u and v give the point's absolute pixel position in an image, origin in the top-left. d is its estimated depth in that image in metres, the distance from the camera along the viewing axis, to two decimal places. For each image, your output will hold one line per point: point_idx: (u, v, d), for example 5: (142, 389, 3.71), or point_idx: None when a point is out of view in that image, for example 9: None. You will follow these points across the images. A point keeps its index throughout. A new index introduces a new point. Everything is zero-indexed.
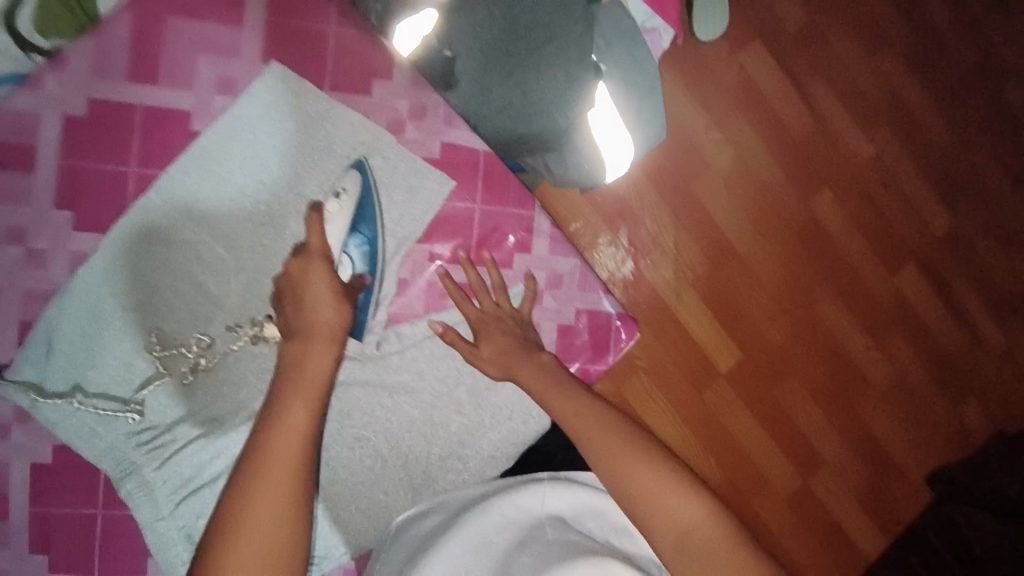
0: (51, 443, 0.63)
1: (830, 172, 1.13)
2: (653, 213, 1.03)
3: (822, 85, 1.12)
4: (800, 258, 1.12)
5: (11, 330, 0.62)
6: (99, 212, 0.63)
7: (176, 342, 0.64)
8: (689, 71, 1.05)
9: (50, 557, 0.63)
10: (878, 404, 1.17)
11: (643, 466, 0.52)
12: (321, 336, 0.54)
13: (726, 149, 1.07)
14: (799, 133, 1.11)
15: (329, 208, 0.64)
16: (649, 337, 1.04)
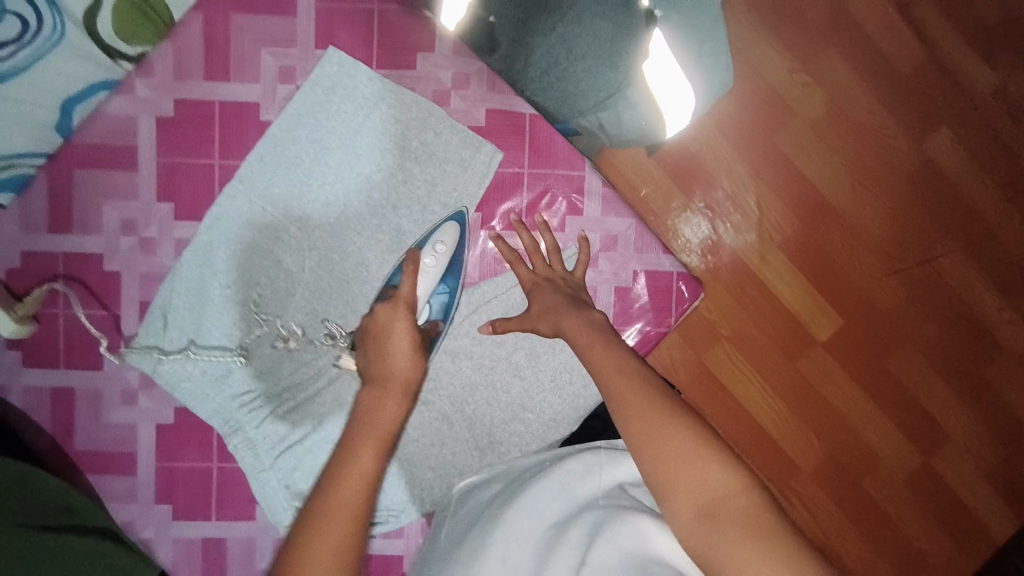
0: (171, 405, 0.73)
1: (946, 107, 0.99)
2: (731, 172, 0.96)
3: (933, 9, 0.98)
4: (911, 209, 0.99)
5: (133, 310, 0.72)
6: (194, 202, 0.71)
7: (269, 306, 0.72)
8: (768, 9, 0.95)
9: (174, 506, 0.73)
10: (1018, 371, 1.02)
11: (673, 430, 0.51)
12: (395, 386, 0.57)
13: (816, 92, 0.96)
14: (904, 66, 0.98)
15: (425, 259, 0.67)
16: (728, 301, 0.97)
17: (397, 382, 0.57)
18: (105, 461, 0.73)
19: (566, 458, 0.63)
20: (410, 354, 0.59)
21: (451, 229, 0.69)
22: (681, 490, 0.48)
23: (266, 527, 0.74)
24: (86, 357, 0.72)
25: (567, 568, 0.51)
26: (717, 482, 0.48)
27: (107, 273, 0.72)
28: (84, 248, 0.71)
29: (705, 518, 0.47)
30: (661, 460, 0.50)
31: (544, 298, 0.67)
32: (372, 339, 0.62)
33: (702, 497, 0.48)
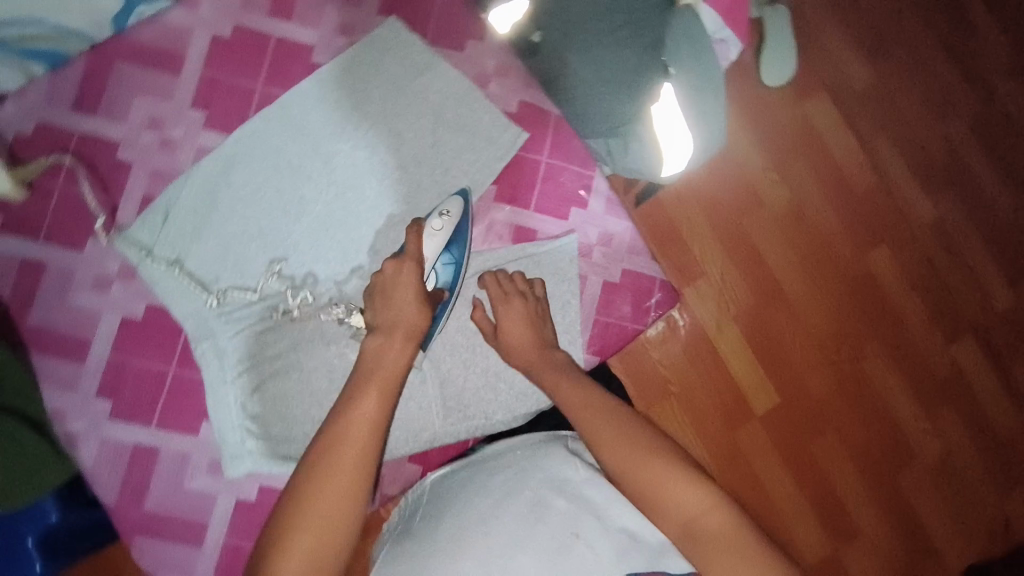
0: (144, 302, 0.72)
1: (887, 230, 1.14)
2: (702, 238, 1.07)
3: (887, 144, 1.16)
4: (850, 309, 1.12)
5: (134, 201, 0.73)
6: (227, 116, 0.75)
7: (276, 230, 0.74)
8: (754, 110, 1.11)
9: (113, 405, 0.70)
10: (926, 478, 1.12)
11: (650, 462, 0.57)
12: (401, 335, 0.62)
13: (782, 190, 1.11)
14: (859, 186, 1.14)
15: (431, 225, 0.72)
16: (681, 354, 1.05)
17: (401, 327, 0.63)
18: (56, 344, 0.70)
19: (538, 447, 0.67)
20: (418, 305, 0.65)
21: (457, 203, 0.74)
22: (666, 516, 0.55)
23: (205, 446, 0.72)
24: (70, 236, 0.71)
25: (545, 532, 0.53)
26: (690, 503, 0.54)
27: (120, 161, 0.73)
28: (103, 131, 0.73)
29: (687, 535, 0.53)
30: (642, 490, 0.55)
31: (513, 324, 0.73)
32: (378, 296, 0.66)
33: (682, 518, 0.54)
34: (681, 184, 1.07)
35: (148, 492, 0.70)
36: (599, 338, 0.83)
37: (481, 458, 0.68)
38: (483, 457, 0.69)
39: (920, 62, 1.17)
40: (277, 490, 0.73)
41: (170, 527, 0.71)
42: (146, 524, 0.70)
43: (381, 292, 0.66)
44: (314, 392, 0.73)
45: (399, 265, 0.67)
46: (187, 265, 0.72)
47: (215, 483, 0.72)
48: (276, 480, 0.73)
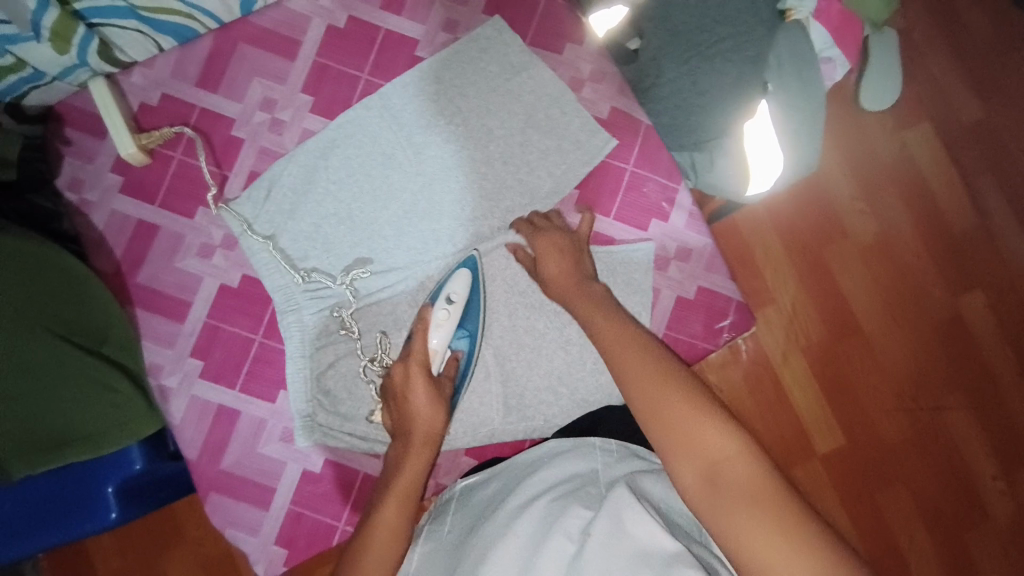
0: (241, 271, 0.76)
1: (982, 274, 1.06)
2: (776, 264, 1.03)
3: (992, 183, 1.07)
4: (933, 352, 1.04)
5: (241, 176, 0.78)
6: (332, 103, 0.79)
7: (364, 216, 0.77)
8: (848, 135, 1.06)
9: (204, 364, 0.75)
10: (995, 542, 1.03)
11: (677, 400, 0.52)
12: (416, 440, 0.62)
13: (870, 220, 1.05)
14: (957, 224, 1.06)
15: (438, 314, 0.69)
16: (741, 384, 1.00)
17: (418, 435, 0.62)
18: (159, 303, 0.76)
19: (564, 456, 0.65)
20: (429, 403, 0.63)
21: (463, 275, 0.73)
22: (685, 457, 0.50)
23: (281, 414, 0.75)
24: (181, 204, 0.77)
25: (565, 550, 0.50)
26: (716, 448, 0.49)
27: (232, 137, 0.78)
28: (220, 108, 0.78)
29: (709, 483, 0.48)
30: (665, 429, 0.51)
31: (551, 255, 0.71)
32: (394, 402, 0.66)
33: (704, 464, 0.49)
34: (760, 206, 1.03)
35: (226, 451, 0.75)
36: None
37: (507, 468, 0.69)
38: (513, 467, 0.68)
39: None
40: (342, 465, 0.76)
41: (242, 486, 0.74)
42: (218, 481, 0.74)
43: (393, 396, 0.66)
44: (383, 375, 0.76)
45: (406, 369, 0.66)
46: (280, 241, 0.76)
47: (285, 450, 0.75)
48: (340, 455, 0.76)
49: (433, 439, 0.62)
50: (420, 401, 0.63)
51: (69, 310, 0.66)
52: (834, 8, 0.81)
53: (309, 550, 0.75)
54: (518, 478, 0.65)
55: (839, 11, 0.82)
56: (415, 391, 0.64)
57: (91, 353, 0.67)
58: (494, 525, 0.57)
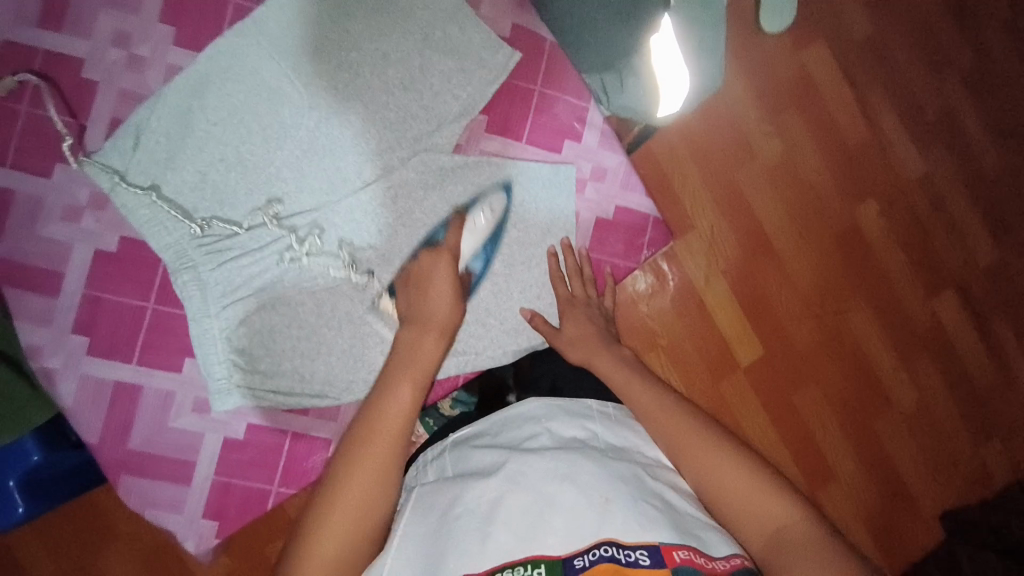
0: (119, 233, 0.68)
1: (875, 181, 1.13)
2: (694, 194, 1.04)
3: (881, 95, 1.13)
4: (836, 262, 1.11)
5: (102, 124, 0.68)
6: (198, 35, 0.70)
7: (256, 157, 0.70)
8: (749, 56, 1.07)
9: (91, 341, 0.67)
10: (901, 427, 1.12)
11: (731, 468, 0.53)
12: (433, 329, 0.59)
13: (775, 141, 1.08)
14: (852, 139, 1.12)
15: (475, 219, 0.71)
16: (670, 310, 1.03)
17: (436, 323, 0.60)
18: (23, 277, 0.66)
19: (564, 413, 0.60)
20: (451, 300, 0.62)
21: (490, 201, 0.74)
22: (745, 522, 0.51)
23: (190, 383, 0.70)
24: (36, 163, 0.67)
25: (590, 521, 0.48)
26: (777, 514, 0.50)
27: (86, 81, 0.68)
28: (65, 48, 0.67)
29: (774, 546, 0.49)
30: (722, 491, 0.53)
31: (575, 322, 0.72)
32: (414, 286, 0.65)
33: (770, 524, 0.50)
34: (672, 133, 1.04)
35: (131, 430, 0.69)
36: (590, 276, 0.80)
37: (499, 419, 0.61)
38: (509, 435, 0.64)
39: (915, 13, 1.15)
40: (266, 427, 0.72)
41: (156, 465, 0.69)
42: (129, 462, 0.69)
43: (415, 283, 0.65)
44: (302, 326, 0.71)
45: (436, 258, 0.66)
46: (163, 192, 0.68)
47: (201, 421, 0.70)
48: (264, 417, 0.71)
49: (450, 331, 0.60)
50: (443, 291, 0.63)
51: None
52: None
53: (243, 518, 0.71)
54: (514, 431, 0.58)
55: None
56: (439, 281, 0.63)
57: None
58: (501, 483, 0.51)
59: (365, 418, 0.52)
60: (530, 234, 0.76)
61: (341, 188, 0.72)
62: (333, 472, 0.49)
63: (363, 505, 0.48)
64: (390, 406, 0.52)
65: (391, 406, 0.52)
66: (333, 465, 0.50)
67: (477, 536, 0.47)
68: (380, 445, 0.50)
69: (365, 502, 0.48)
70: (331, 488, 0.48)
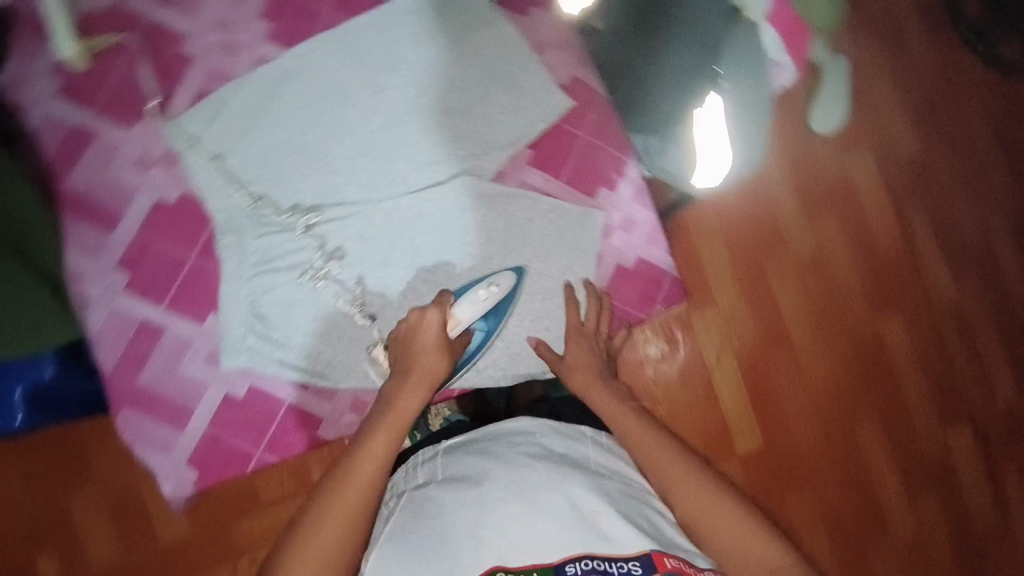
0: (181, 189, 0.75)
1: (904, 300, 1.13)
2: (719, 272, 1.07)
3: (921, 215, 1.15)
4: (850, 371, 1.10)
5: (189, 94, 0.76)
6: (292, 34, 0.78)
7: (316, 147, 0.77)
8: (794, 150, 1.11)
9: (131, 278, 0.73)
10: (891, 554, 1.09)
11: (729, 514, 0.57)
12: (417, 376, 0.64)
13: (808, 237, 1.11)
14: (887, 252, 1.13)
15: (477, 292, 0.73)
16: (675, 380, 1.05)
17: (420, 371, 0.65)
18: (87, 210, 0.73)
19: (557, 434, 0.63)
20: (437, 350, 0.66)
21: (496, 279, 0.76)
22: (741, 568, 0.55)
23: (208, 336, 0.74)
24: (125, 114, 0.74)
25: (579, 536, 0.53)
26: (771, 561, 0.55)
27: (185, 53, 0.76)
28: (175, 23, 0.76)
29: None
30: (710, 531, 0.57)
31: (579, 352, 0.75)
32: (404, 338, 0.67)
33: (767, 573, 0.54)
34: (708, 208, 1.08)
35: (145, 367, 0.73)
36: None
37: (493, 434, 0.63)
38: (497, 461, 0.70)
39: (967, 143, 1.17)
40: (266, 393, 0.75)
41: (158, 405, 0.73)
42: (135, 396, 0.73)
43: (405, 333, 0.68)
44: (321, 307, 0.75)
45: (423, 314, 0.67)
46: (228, 161, 0.75)
47: (209, 372, 0.74)
48: (266, 384, 0.75)
49: (433, 379, 0.65)
50: (429, 346, 0.66)
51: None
52: None
53: (225, 474, 0.74)
54: (508, 445, 0.61)
55: None
56: (429, 332, 0.67)
57: (12, 252, 0.66)
58: (498, 492, 0.56)
59: (343, 466, 0.58)
60: (549, 267, 0.80)
61: (386, 190, 0.78)
62: (309, 515, 0.55)
63: (334, 544, 0.53)
64: (366, 456, 0.58)
65: (367, 454, 0.58)
66: (310, 509, 0.56)
67: (474, 540, 0.53)
68: (353, 490, 0.56)
69: (336, 542, 0.53)
70: (307, 528, 0.54)
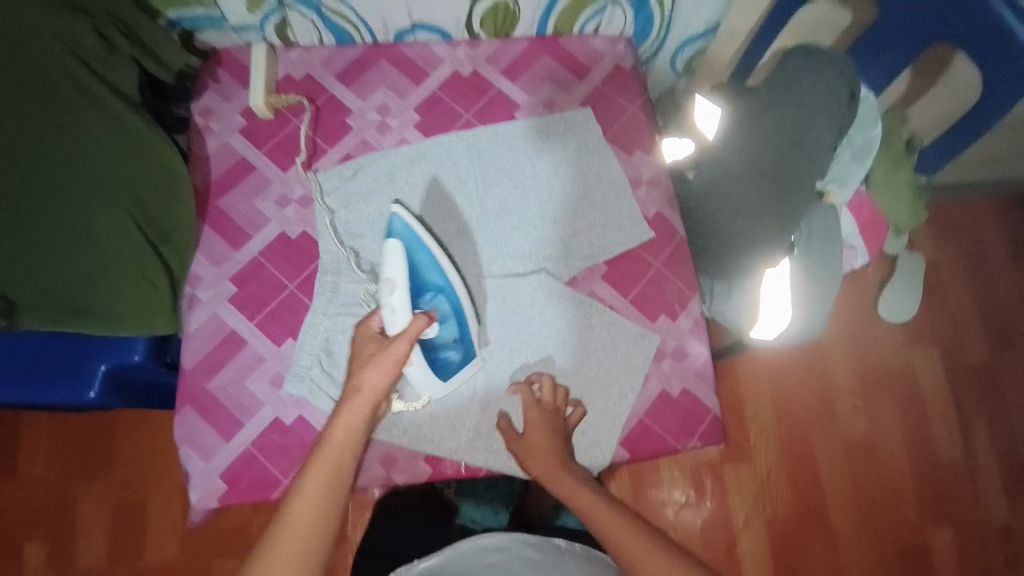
0: (303, 227, 0.86)
1: (948, 507, 1.35)
2: (767, 432, 1.38)
3: (984, 438, 1.39)
4: (887, 556, 1.32)
5: (337, 155, 0.90)
6: (433, 128, 0.92)
7: (424, 220, 0.86)
8: (857, 343, 1.42)
9: (236, 291, 0.83)
10: None
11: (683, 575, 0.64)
12: (360, 395, 0.69)
13: (861, 422, 1.39)
14: (943, 458, 1.37)
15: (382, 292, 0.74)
16: (699, 529, 1.31)
17: (370, 389, 0.69)
18: (224, 227, 0.85)
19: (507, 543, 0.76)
20: (381, 361, 0.70)
21: (394, 248, 0.77)
22: None
23: (281, 358, 0.81)
24: (281, 158, 0.89)
25: None
26: None
27: (344, 123, 0.91)
28: (343, 100, 0.92)
29: None
30: None
31: (536, 433, 0.76)
32: (357, 355, 0.72)
33: None
34: (770, 371, 1.41)
35: (219, 372, 0.80)
36: (635, 438, 0.80)
37: (457, 553, 0.75)
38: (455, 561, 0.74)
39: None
40: (312, 425, 0.79)
41: (217, 409, 0.79)
42: (199, 396, 0.79)
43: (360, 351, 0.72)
44: None
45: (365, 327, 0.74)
46: (348, 214, 0.86)
47: (270, 393, 0.80)
48: (314, 416, 0.79)
49: (378, 393, 0.69)
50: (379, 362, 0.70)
51: (154, 201, 0.81)
52: (865, 208, 1.00)
53: (247, 496, 0.77)
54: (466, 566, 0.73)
55: (869, 211, 1.00)
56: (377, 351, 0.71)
57: (147, 244, 0.80)
58: None
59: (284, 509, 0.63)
60: (598, 375, 0.81)
61: (473, 269, 0.85)
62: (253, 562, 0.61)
63: None
64: (301, 497, 0.63)
65: (303, 496, 0.63)
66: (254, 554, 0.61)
67: None
68: (295, 532, 0.61)
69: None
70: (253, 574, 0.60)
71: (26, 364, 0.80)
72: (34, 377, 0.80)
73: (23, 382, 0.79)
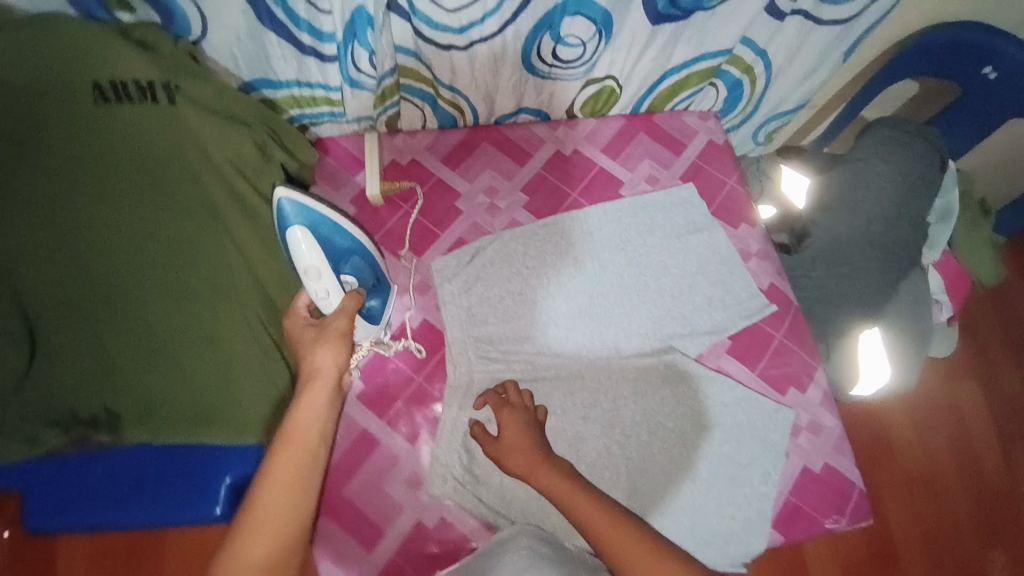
0: (424, 315, 0.84)
1: (1003, 533, 1.25)
2: None
3: None
4: None
5: (449, 240, 0.88)
6: (542, 208, 0.91)
7: (546, 304, 0.85)
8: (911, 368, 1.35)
9: (364, 387, 0.80)
10: None
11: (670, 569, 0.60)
12: (325, 377, 0.66)
13: (911, 449, 1.29)
14: (990, 480, 1.29)
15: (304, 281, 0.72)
16: None
17: (331, 367, 0.67)
18: None
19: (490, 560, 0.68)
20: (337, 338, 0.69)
21: (300, 235, 0.71)
22: None
23: (415, 455, 0.78)
24: (394, 246, 0.87)
25: None
26: None
27: (453, 206, 0.90)
28: (450, 183, 0.90)
29: None
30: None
31: (512, 432, 0.73)
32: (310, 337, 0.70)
33: None
34: None
35: (354, 475, 0.76)
36: (786, 518, 0.79)
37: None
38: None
39: None
40: (456, 526, 0.76)
41: (354, 514, 0.75)
42: (333, 502, 0.75)
43: (313, 331, 0.70)
44: None
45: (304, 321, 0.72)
46: (470, 301, 0.85)
47: (410, 494, 0.76)
48: (458, 516, 0.76)
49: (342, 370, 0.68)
50: (334, 338, 0.69)
51: (279, 297, 0.79)
52: (951, 265, 1.03)
53: None
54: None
55: (954, 268, 1.03)
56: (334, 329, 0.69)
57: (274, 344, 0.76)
58: None
59: (248, 507, 0.59)
60: (740, 454, 0.81)
61: (601, 351, 0.84)
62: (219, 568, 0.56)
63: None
64: (266, 496, 0.59)
65: (269, 492, 0.59)
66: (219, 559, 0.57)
67: None
68: (269, 531, 0.58)
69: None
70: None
71: (135, 486, 0.71)
72: (149, 492, 0.70)
73: (132, 507, 0.69)
